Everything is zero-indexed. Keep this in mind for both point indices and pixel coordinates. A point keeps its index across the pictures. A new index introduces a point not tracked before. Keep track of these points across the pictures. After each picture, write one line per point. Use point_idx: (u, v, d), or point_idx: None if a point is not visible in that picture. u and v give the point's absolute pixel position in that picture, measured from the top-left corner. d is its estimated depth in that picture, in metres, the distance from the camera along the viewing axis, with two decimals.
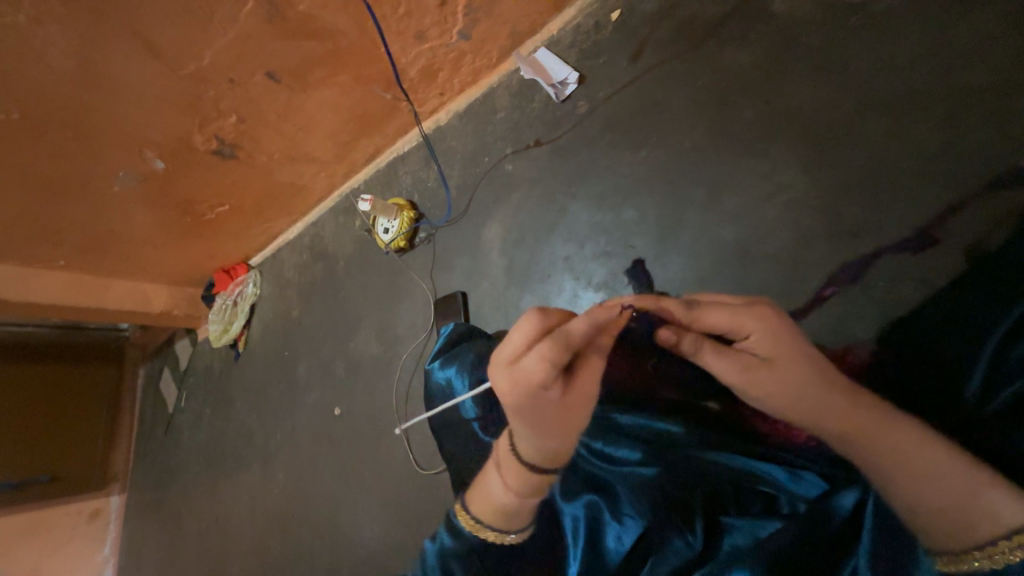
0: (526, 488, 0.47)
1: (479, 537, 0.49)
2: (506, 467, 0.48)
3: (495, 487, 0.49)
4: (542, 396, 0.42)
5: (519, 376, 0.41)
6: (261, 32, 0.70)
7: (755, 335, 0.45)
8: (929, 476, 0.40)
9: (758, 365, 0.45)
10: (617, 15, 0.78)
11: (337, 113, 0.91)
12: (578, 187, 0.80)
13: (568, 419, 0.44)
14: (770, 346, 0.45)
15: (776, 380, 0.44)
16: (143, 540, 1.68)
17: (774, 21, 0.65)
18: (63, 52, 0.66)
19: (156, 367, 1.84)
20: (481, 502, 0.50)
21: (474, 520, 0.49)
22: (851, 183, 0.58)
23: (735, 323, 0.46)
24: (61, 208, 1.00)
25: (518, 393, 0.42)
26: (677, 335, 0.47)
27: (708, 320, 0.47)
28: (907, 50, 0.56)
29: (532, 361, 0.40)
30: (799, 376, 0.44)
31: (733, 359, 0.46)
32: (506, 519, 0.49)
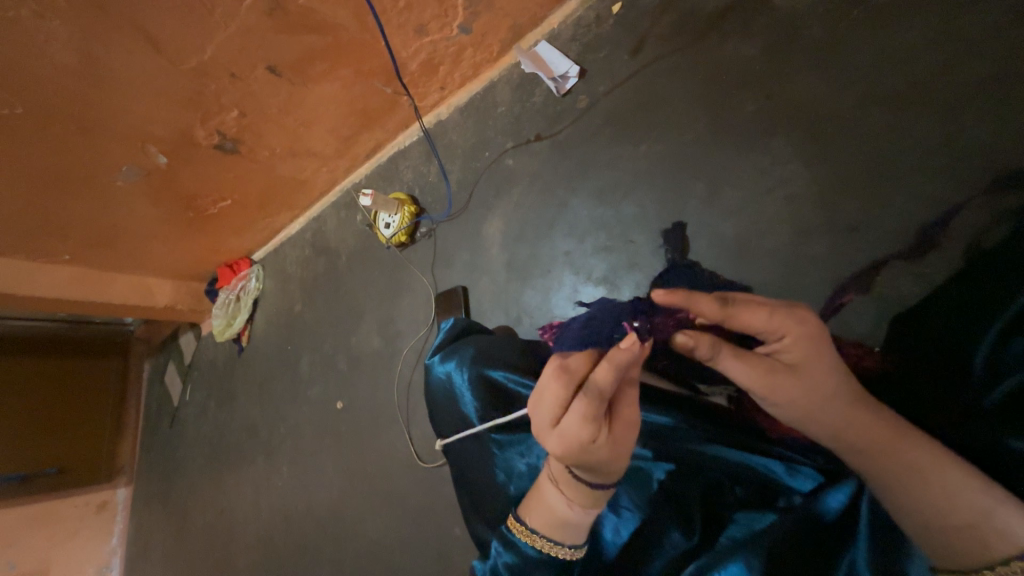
0: (589, 500, 0.47)
1: (541, 549, 0.48)
2: (567, 484, 0.47)
3: (556, 502, 0.48)
4: (593, 447, 0.44)
5: (568, 439, 0.44)
6: (262, 26, 0.70)
7: (790, 338, 0.43)
8: (922, 479, 0.41)
9: (786, 370, 0.44)
10: (618, 8, 0.78)
11: (338, 107, 0.92)
12: (578, 182, 0.80)
13: (624, 453, 0.45)
14: (803, 350, 0.43)
15: (801, 387, 0.43)
16: (149, 532, 1.70)
17: (776, 14, 0.64)
18: (65, 46, 0.66)
19: (161, 360, 1.86)
20: (542, 516, 0.49)
21: (530, 531, 0.49)
22: (851, 177, 0.58)
23: (771, 325, 0.43)
24: (67, 203, 1.01)
25: (571, 452, 0.44)
26: (695, 340, 0.42)
27: (745, 321, 0.43)
28: (910, 42, 0.56)
29: (574, 423, 0.43)
30: (826, 380, 0.43)
31: (756, 363, 0.44)
32: (564, 532, 0.48)
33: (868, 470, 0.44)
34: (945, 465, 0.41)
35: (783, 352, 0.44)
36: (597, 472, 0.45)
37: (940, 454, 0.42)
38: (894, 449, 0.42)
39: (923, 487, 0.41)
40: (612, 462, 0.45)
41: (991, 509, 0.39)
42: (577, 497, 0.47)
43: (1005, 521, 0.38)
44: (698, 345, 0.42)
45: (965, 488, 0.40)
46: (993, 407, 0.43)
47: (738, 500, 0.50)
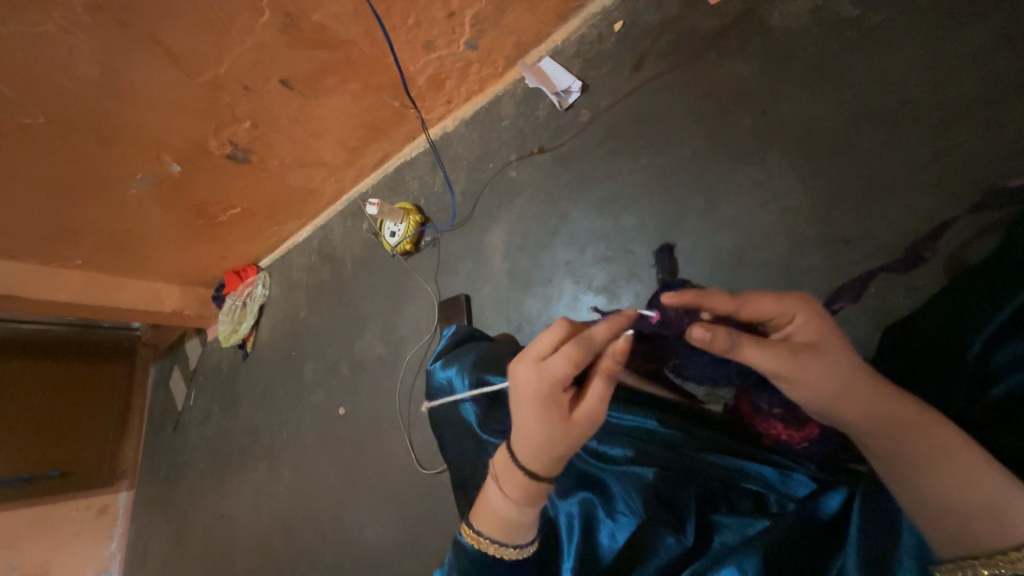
0: (523, 495, 0.50)
1: (490, 552, 0.51)
2: (505, 479, 0.51)
3: (497, 502, 0.51)
4: (557, 396, 0.48)
5: (545, 372, 0.48)
6: (277, 42, 0.73)
7: (800, 320, 0.46)
8: (930, 465, 0.40)
9: (806, 351, 0.44)
10: (620, 26, 0.80)
11: (347, 119, 0.94)
12: (580, 193, 0.82)
13: (571, 439, 0.48)
14: (813, 331, 0.45)
15: (819, 365, 0.43)
16: (149, 537, 1.70)
17: (772, 34, 0.67)
18: (87, 60, 0.69)
19: (166, 365, 1.88)
20: (488, 512, 0.52)
21: (477, 532, 0.52)
22: (846, 192, 0.60)
23: (781, 309, 0.46)
24: (81, 209, 1.03)
25: (532, 389, 0.48)
26: (712, 332, 0.42)
27: (757, 308, 0.47)
28: (902, 62, 0.58)
29: (558, 361, 0.47)
30: (839, 359, 0.44)
31: (780, 347, 0.44)
32: (507, 533, 0.51)
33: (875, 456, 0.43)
34: (958, 448, 0.40)
35: (796, 334, 0.46)
36: (541, 433, 0.48)
37: (955, 433, 0.41)
38: (896, 426, 0.42)
39: (934, 476, 0.40)
40: (556, 431, 0.47)
41: (998, 500, 0.37)
42: (512, 481, 0.50)
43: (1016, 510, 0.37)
44: (711, 342, 0.43)
45: (976, 475, 0.39)
46: (991, 409, 0.44)
47: (731, 505, 0.51)
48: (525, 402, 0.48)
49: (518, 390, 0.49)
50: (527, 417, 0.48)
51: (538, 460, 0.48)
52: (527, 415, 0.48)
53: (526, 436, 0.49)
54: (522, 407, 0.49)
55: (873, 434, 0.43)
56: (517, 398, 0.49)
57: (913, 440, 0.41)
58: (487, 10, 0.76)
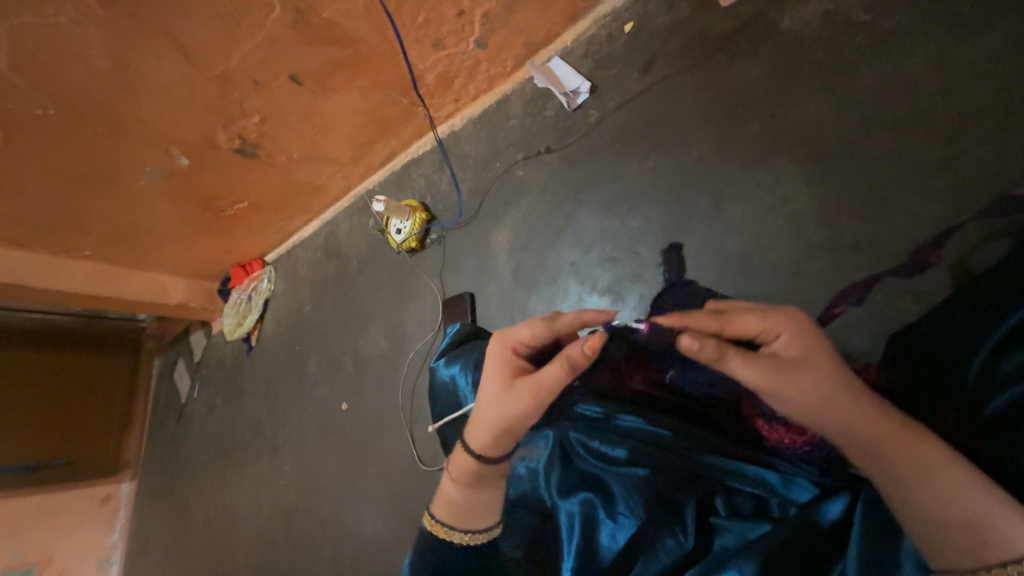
0: (465, 476, 0.58)
1: (440, 537, 0.58)
2: (454, 465, 0.60)
3: (448, 489, 0.60)
4: (513, 361, 0.56)
5: (510, 337, 0.57)
6: (287, 38, 0.74)
7: (785, 336, 0.46)
8: (927, 483, 0.40)
9: (789, 365, 0.45)
10: (630, 27, 0.80)
11: (355, 116, 0.95)
12: (586, 194, 0.82)
13: (510, 403, 0.53)
14: (798, 347, 0.45)
15: (807, 380, 0.44)
16: (151, 528, 1.71)
17: (782, 37, 0.66)
18: (99, 52, 0.69)
19: (171, 357, 1.89)
20: (441, 496, 0.60)
21: (432, 515, 0.60)
22: (855, 198, 0.59)
23: (764, 326, 0.46)
24: (91, 201, 1.04)
25: (495, 351, 0.57)
26: (701, 341, 0.44)
27: (740, 326, 0.47)
28: (911, 68, 0.57)
29: (523, 330, 0.57)
30: (826, 374, 0.45)
31: (764, 362, 0.45)
32: (454, 516, 0.59)
33: (874, 471, 0.43)
34: (953, 468, 0.40)
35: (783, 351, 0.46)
36: (489, 392, 0.55)
37: (951, 456, 0.41)
38: (899, 445, 0.42)
39: (934, 495, 0.40)
40: (500, 392, 0.54)
41: (988, 516, 0.38)
42: (457, 464, 0.59)
43: (1004, 528, 0.37)
44: (700, 350, 0.44)
45: (958, 490, 0.39)
46: (991, 419, 0.43)
47: (732, 508, 0.51)
48: (488, 362, 0.57)
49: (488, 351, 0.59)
50: (484, 375, 0.57)
51: (482, 418, 0.55)
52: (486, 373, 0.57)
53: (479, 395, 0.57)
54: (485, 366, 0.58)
55: (878, 449, 0.42)
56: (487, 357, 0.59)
57: (910, 458, 0.41)
58: (497, 9, 0.76)
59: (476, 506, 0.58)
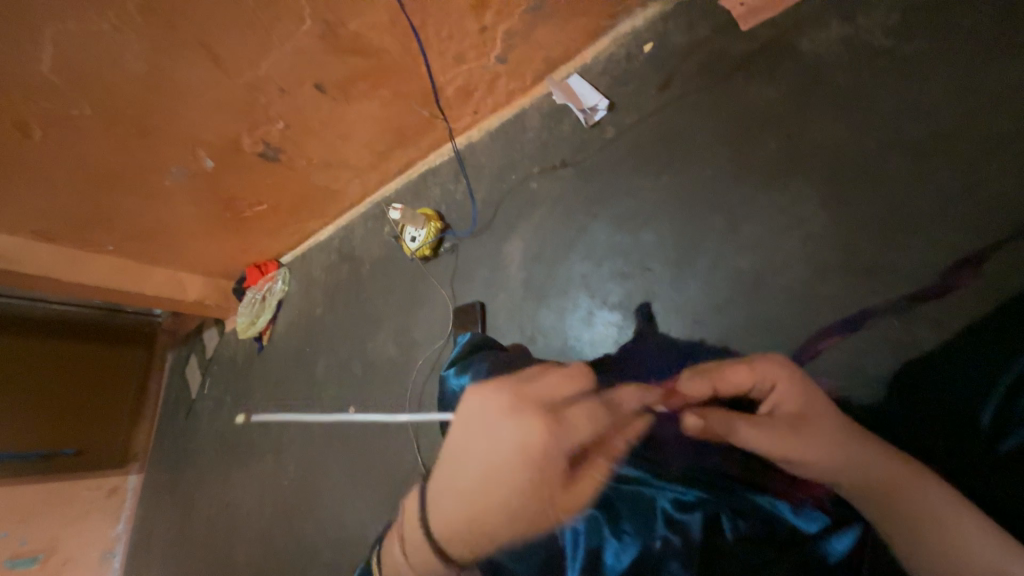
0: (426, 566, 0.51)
1: None
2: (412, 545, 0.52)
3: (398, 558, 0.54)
4: (556, 460, 0.51)
5: (562, 429, 0.52)
6: (315, 48, 0.76)
7: (780, 386, 0.53)
8: (939, 518, 0.44)
9: (790, 430, 0.50)
10: (649, 47, 0.81)
11: (376, 124, 0.97)
12: (600, 209, 0.83)
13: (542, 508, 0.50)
14: (795, 401, 0.52)
15: (812, 440, 0.49)
16: (155, 521, 1.73)
17: (801, 60, 0.67)
18: (136, 57, 0.72)
19: (184, 353, 1.92)
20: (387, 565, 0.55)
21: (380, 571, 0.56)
22: (870, 222, 0.59)
23: (756, 379, 0.54)
24: (118, 198, 1.08)
25: (539, 443, 0.50)
26: (704, 419, 0.53)
27: (732, 381, 0.54)
28: (931, 95, 0.57)
29: (579, 420, 0.54)
30: (829, 429, 0.50)
31: (770, 428, 0.50)
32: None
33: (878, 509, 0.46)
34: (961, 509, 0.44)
35: (781, 405, 0.52)
36: (524, 483, 0.49)
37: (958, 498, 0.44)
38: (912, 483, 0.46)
39: (939, 527, 0.43)
40: (538, 489, 0.50)
41: (997, 557, 0.41)
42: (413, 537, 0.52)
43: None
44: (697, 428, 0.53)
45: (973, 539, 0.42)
46: (1001, 458, 0.44)
47: (741, 536, 0.48)
48: (520, 450, 0.49)
49: (523, 428, 0.50)
50: (514, 464, 0.49)
51: (496, 514, 0.49)
52: (521, 462, 0.49)
53: (502, 486, 0.49)
54: (518, 446, 0.50)
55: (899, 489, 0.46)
56: (515, 435, 0.50)
57: (919, 495, 0.45)
58: (519, 25, 0.78)
59: None
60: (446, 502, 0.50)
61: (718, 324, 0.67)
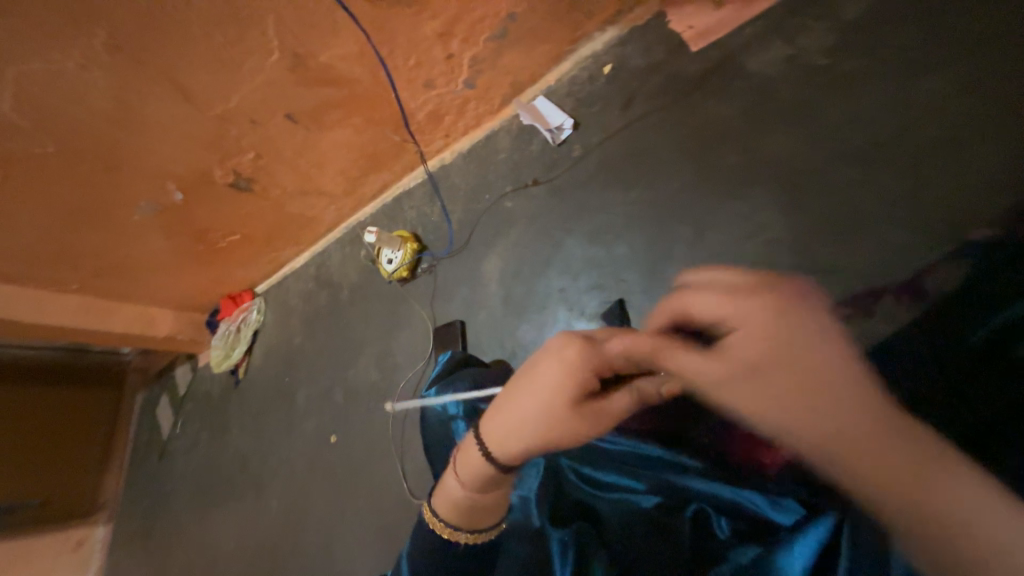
0: (474, 483, 0.56)
1: (444, 538, 0.57)
2: (461, 468, 0.57)
3: (450, 483, 0.58)
4: (590, 381, 0.50)
5: (596, 355, 0.50)
6: (285, 79, 0.77)
7: (750, 329, 0.43)
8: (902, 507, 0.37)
9: (746, 371, 0.43)
10: (610, 68, 0.85)
11: (349, 151, 0.98)
12: (573, 224, 0.85)
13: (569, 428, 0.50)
14: (761, 350, 0.42)
15: (757, 394, 0.42)
16: (126, 574, 1.63)
17: (750, 78, 0.71)
18: (102, 94, 0.72)
19: (155, 391, 1.85)
20: (438, 500, 0.59)
21: (431, 510, 0.59)
22: (826, 226, 0.63)
23: (722, 309, 0.45)
24: (84, 235, 1.05)
25: (574, 361, 0.49)
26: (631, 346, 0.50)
27: (703, 308, 0.47)
28: (868, 106, 0.62)
29: (615, 348, 0.50)
30: (821, 370, 0.40)
31: (717, 368, 0.44)
32: (462, 518, 0.57)
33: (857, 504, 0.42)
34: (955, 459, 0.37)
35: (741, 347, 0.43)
36: (548, 398, 0.50)
37: (949, 452, 0.37)
38: (884, 433, 0.38)
39: (917, 480, 0.37)
40: (564, 414, 0.50)
41: (994, 505, 0.34)
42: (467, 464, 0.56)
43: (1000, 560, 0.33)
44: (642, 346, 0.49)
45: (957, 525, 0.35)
46: (984, 422, 0.41)
47: (728, 532, 0.49)
48: (557, 365, 0.50)
49: (560, 351, 0.50)
50: (546, 375, 0.50)
51: (524, 419, 0.51)
52: (551, 377, 0.50)
53: (529, 393, 0.51)
54: (556, 369, 0.50)
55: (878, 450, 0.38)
56: (550, 355, 0.51)
57: (894, 448, 0.37)
58: (484, 52, 0.81)
59: (485, 506, 0.57)
60: (495, 420, 0.54)
61: None
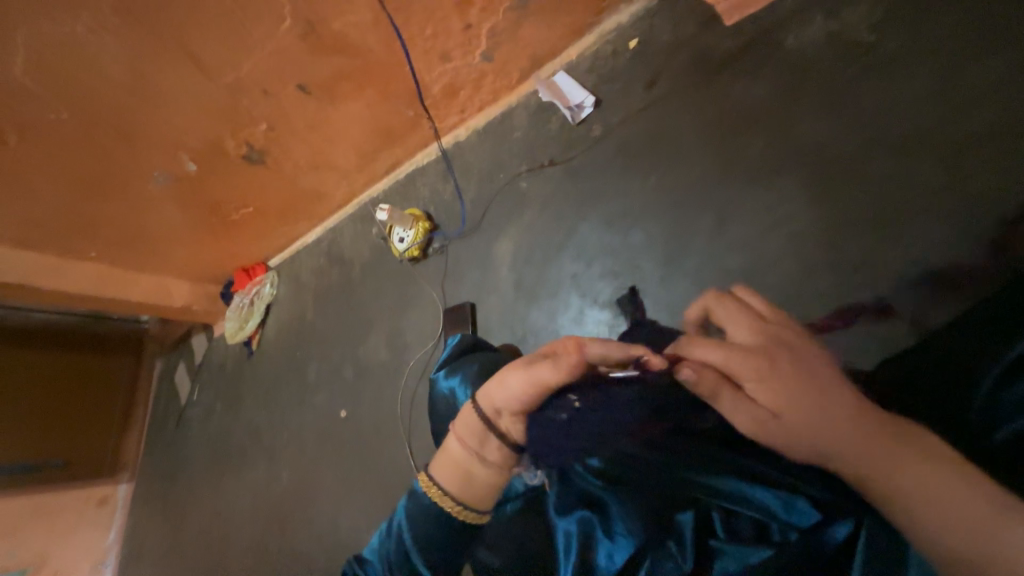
0: (475, 441, 0.57)
1: (440, 506, 0.54)
2: (463, 428, 0.58)
3: (454, 449, 0.58)
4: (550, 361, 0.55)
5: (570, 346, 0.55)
6: (296, 48, 0.75)
7: (751, 382, 0.43)
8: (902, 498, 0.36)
9: (770, 420, 0.42)
10: (635, 43, 0.81)
11: (362, 125, 0.95)
12: (589, 208, 0.82)
13: (503, 379, 0.56)
14: (773, 396, 0.42)
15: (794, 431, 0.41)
16: (145, 532, 1.70)
17: (785, 56, 0.67)
18: (113, 60, 0.71)
19: (172, 360, 1.89)
20: (438, 468, 0.57)
21: (428, 478, 0.57)
22: (857, 218, 0.59)
23: (728, 360, 0.44)
24: (100, 204, 1.05)
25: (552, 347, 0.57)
26: (698, 375, 0.44)
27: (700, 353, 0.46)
28: (915, 90, 0.57)
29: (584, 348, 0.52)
30: (838, 412, 0.40)
31: (751, 413, 0.43)
32: (457, 486, 0.55)
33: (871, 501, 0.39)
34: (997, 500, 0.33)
35: (755, 393, 0.43)
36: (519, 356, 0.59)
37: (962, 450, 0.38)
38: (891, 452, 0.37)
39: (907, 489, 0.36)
40: (514, 363, 0.56)
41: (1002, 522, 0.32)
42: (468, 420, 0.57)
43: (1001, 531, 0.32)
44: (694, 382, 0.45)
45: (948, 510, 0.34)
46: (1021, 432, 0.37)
47: (730, 530, 0.46)
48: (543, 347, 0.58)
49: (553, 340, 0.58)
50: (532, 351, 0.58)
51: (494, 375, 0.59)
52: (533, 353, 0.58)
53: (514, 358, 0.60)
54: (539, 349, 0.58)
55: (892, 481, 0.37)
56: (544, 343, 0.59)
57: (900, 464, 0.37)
58: (504, 23, 0.77)
59: (482, 475, 0.55)
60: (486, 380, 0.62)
61: None
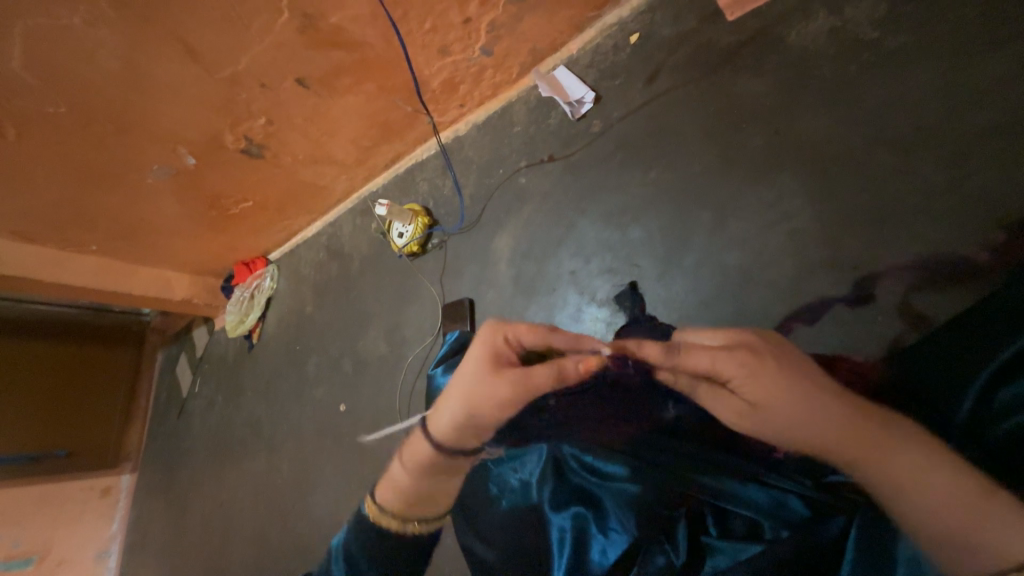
0: (414, 463, 0.56)
1: (387, 526, 0.55)
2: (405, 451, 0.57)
3: (396, 472, 0.58)
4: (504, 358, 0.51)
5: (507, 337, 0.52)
6: (295, 41, 0.74)
7: (735, 380, 0.42)
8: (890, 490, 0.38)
9: (751, 409, 0.43)
10: (636, 38, 0.80)
11: (361, 119, 0.95)
12: (588, 204, 0.82)
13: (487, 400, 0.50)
14: (758, 394, 0.42)
15: (770, 422, 0.42)
16: (148, 521, 1.73)
17: (787, 52, 0.66)
18: (111, 53, 0.70)
19: (174, 351, 1.91)
20: (381, 489, 0.58)
21: (373, 500, 0.58)
22: (856, 216, 0.59)
23: (714, 368, 0.43)
24: (99, 197, 1.05)
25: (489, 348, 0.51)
26: (676, 378, 0.47)
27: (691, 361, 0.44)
28: (918, 87, 0.57)
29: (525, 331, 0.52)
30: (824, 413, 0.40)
31: (733, 406, 0.44)
32: (402, 506, 0.56)
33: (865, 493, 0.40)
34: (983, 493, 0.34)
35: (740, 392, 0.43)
36: (467, 372, 0.51)
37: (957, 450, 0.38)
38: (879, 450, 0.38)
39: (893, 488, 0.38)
40: (485, 385, 0.50)
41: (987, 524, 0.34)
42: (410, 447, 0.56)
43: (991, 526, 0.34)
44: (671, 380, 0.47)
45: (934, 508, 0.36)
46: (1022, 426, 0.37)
47: (723, 527, 0.47)
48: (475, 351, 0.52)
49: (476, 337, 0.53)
50: (469, 361, 0.52)
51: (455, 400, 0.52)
52: (471, 360, 0.52)
53: (459, 374, 0.52)
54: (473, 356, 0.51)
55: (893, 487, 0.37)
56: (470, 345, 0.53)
57: (886, 460, 0.38)
58: (505, 17, 0.77)
59: (427, 492, 0.56)
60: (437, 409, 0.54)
61: (703, 319, 0.68)
